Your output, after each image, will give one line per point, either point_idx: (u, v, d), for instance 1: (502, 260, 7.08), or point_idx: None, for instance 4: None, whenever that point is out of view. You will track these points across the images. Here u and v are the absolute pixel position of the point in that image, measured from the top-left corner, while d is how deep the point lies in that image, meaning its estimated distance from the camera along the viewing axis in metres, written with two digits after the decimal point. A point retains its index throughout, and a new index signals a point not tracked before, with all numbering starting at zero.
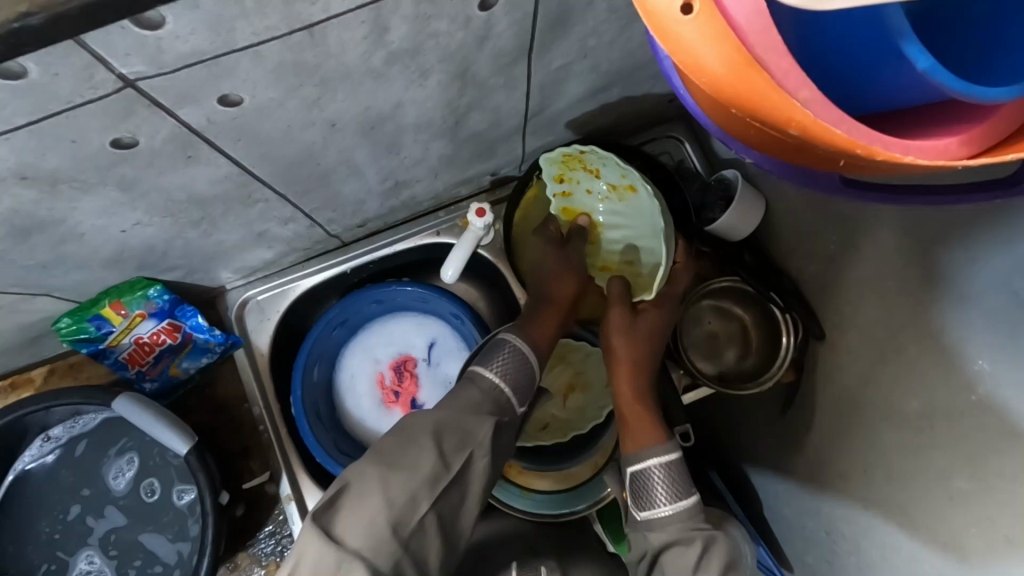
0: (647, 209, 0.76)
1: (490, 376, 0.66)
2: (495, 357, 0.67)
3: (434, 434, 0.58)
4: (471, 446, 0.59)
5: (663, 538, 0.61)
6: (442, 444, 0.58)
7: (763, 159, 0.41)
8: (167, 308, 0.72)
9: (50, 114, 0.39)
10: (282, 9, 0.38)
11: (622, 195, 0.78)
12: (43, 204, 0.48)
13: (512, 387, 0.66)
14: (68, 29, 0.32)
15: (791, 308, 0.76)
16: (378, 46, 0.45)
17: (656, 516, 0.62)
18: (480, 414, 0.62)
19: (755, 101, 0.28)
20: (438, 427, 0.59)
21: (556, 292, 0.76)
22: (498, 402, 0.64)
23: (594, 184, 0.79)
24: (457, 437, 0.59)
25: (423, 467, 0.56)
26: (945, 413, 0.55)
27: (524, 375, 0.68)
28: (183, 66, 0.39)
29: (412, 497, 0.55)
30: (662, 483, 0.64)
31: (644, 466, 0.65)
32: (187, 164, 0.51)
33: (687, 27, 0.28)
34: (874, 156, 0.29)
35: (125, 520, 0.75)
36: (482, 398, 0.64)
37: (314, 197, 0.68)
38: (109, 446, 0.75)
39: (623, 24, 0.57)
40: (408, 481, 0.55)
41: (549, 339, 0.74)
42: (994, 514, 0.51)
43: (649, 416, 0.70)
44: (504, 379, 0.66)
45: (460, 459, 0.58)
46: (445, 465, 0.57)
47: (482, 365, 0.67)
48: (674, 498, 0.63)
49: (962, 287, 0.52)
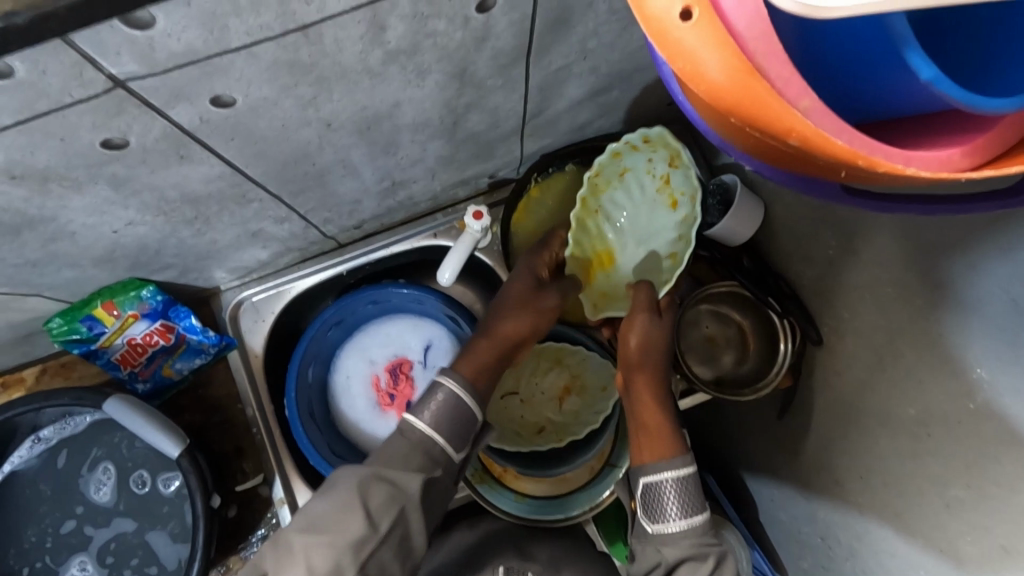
0: (665, 229, 0.75)
1: (419, 426, 0.63)
2: (427, 403, 0.64)
3: (360, 493, 0.58)
4: (400, 501, 0.58)
5: (674, 554, 0.60)
6: (368, 501, 0.57)
7: (763, 168, 0.40)
8: (160, 308, 0.72)
9: (41, 113, 0.38)
10: (276, 8, 0.37)
11: (661, 198, 0.74)
12: (34, 202, 0.48)
13: (444, 434, 0.63)
14: (56, 28, 0.31)
15: (789, 313, 0.75)
16: (375, 45, 0.45)
17: (668, 531, 0.60)
18: (410, 468, 0.60)
19: (754, 109, 0.28)
20: (365, 484, 0.58)
21: (497, 328, 0.72)
22: (429, 455, 0.62)
23: (658, 165, 0.74)
24: (385, 495, 0.58)
25: (347, 531, 0.56)
26: (941, 420, 0.55)
27: (458, 420, 0.64)
28: (176, 65, 0.39)
29: (336, 564, 0.54)
30: (674, 496, 0.62)
31: (658, 477, 0.63)
32: (180, 163, 0.50)
33: (686, 33, 0.28)
34: (877, 168, 0.29)
35: (132, 525, 0.74)
36: (409, 451, 0.62)
37: (309, 197, 0.67)
38: (88, 457, 0.75)
39: (624, 26, 0.56)
40: (332, 546, 0.55)
41: (482, 376, 0.69)
42: (990, 522, 0.51)
43: (667, 425, 0.68)
44: (435, 428, 0.63)
45: (389, 517, 0.58)
46: (372, 525, 0.57)
47: (411, 413, 0.64)
48: (686, 513, 0.61)
49: (965, 297, 0.51)
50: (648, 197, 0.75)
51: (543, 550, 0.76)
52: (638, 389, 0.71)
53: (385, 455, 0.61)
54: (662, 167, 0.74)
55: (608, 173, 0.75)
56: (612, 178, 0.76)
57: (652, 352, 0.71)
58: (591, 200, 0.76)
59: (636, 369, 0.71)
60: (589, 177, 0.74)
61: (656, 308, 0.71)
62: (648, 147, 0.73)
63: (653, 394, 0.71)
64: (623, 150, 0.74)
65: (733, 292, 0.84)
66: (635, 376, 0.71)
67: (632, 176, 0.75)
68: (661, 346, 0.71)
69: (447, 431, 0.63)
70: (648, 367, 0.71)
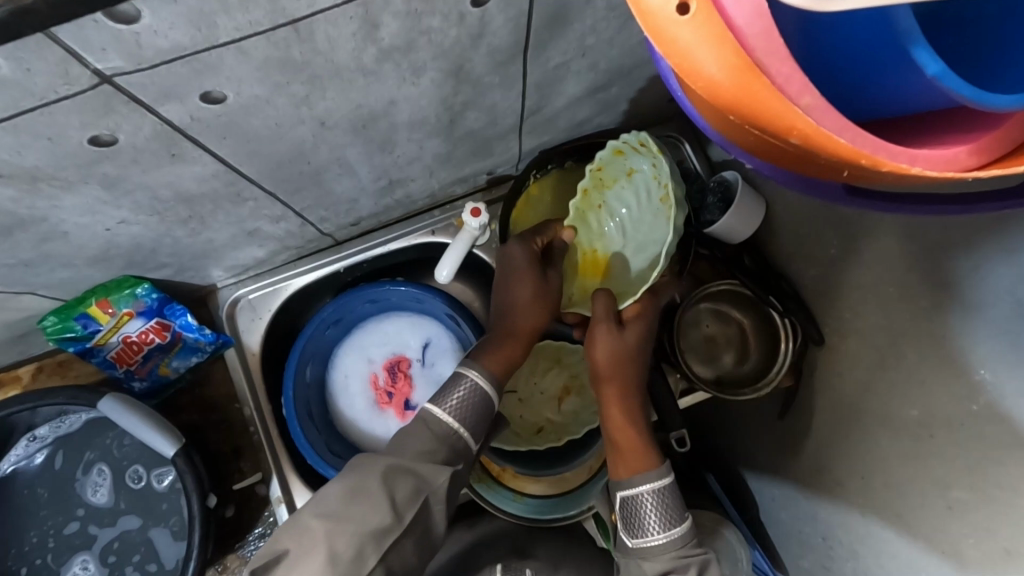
0: (656, 236, 0.72)
1: (445, 420, 0.62)
2: (452, 395, 0.64)
3: (385, 484, 0.57)
4: (426, 494, 0.59)
5: (656, 567, 0.59)
6: (395, 493, 0.57)
7: (763, 167, 0.39)
8: (156, 307, 0.71)
9: (25, 110, 0.38)
10: (265, 5, 0.37)
11: (659, 203, 0.71)
12: (24, 201, 0.47)
13: (469, 428, 0.63)
14: (34, 22, 0.30)
15: (789, 313, 0.74)
16: (369, 42, 0.44)
17: (648, 545, 0.60)
18: (435, 462, 0.60)
19: (753, 107, 0.27)
20: (389, 474, 0.58)
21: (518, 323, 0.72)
22: (454, 448, 0.62)
23: (658, 168, 0.71)
24: (409, 487, 0.58)
25: (371, 520, 0.55)
26: (945, 421, 0.54)
27: (480, 414, 0.65)
28: (163, 62, 0.38)
29: (359, 552, 0.54)
30: (654, 510, 0.61)
31: (635, 492, 0.63)
32: (172, 161, 0.49)
33: (684, 28, 0.27)
34: (880, 166, 0.28)
35: (137, 522, 0.73)
36: (435, 445, 0.61)
37: (305, 196, 0.66)
38: (82, 460, 0.74)
39: (622, 22, 0.55)
40: (354, 534, 0.54)
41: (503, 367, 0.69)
42: (993, 525, 0.51)
43: (641, 438, 0.68)
44: (461, 422, 0.63)
45: (412, 509, 0.57)
46: (395, 517, 0.56)
47: (436, 404, 0.63)
48: (666, 526, 0.60)
49: (970, 296, 0.50)
50: (649, 201, 0.73)
51: (545, 548, 0.76)
52: (609, 401, 0.70)
53: (408, 447, 0.61)
54: (660, 171, 0.71)
55: (615, 171, 0.75)
56: (620, 176, 0.75)
57: (621, 364, 0.70)
58: (594, 193, 0.76)
59: (605, 382, 0.71)
60: (591, 171, 0.74)
61: (616, 318, 0.70)
62: (648, 149, 0.71)
63: (625, 405, 0.70)
64: (627, 150, 0.73)
65: (735, 292, 0.83)
66: (605, 390, 0.71)
67: (638, 176, 0.74)
68: (631, 358, 0.70)
69: (471, 425, 0.64)
70: (618, 379, 0.70)
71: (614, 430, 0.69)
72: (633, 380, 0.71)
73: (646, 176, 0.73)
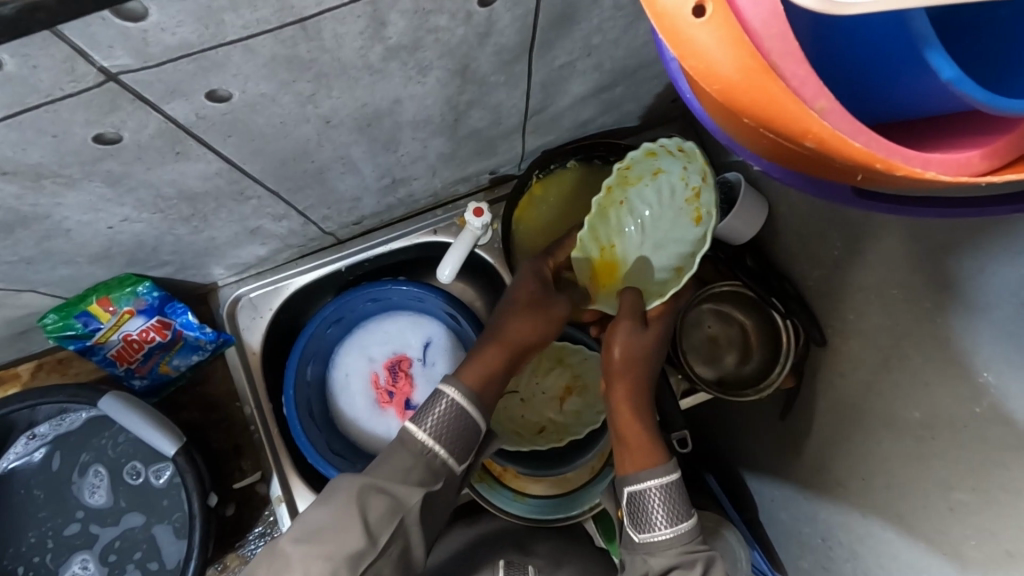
0: (683, 240, 0.71)
1: (420, 436, 0.62)
2: (431, 412, 0.63)
3: (359, 505, 0.58)
4: (400, 513, 0.59)
5: (662, 563, 0.59)
6: (368, 514, 0.58)
7: (771, 169, 0.39)
8: (157, 305, 0.71)
9: (31, 107, 0.37)
10: (273, 2, 0.36)
11: (687, 207, 0.70)
12: (26, 199, 0.47)
13: (446, 447, 0.63)
14: (42, 19, 0.30)
15: (792, 313, 0.74)
16: (375, 41, 0.44)
17: (654, 540, 0.60)
18: (410, 481, 0.61)
19: (770, 110, 0.27)
20: (364, 495, 0.59)
21: (505, 330, 0.72)
22: (431, 467, 0.62)
23: (692, 174, 0.70)
24: (384, 508, 0.59)
25: (344, 544, 0.56)
26: (947, 422, 0.54)
27: (461, 433, 0.64)
28: (170, 60, 0.38)
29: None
30: (661, 504, 0.61)
31: (643, 486, 0.63)
32: (176, 159, 0.49)
33: (699, 30, 0.27)
34: (895, 171, 0.28)
35: (142, 519, 0.73)
36: (412, 463, 0.61)
37: (308, 194, 0.66)
38: (77, 462, 0.74)
39: (629, 21, 0.55)
40: (327, 559, 0.55)
41: (485, 381, 0.69)
42: (995, 526, 0.51)
43: (649, 436, 0.68)
44: (437, 440, 0.62)
45: (387, 530, 0.59)
46: (370, 539, 0.57)
47: (413, 422, 0.63)
48: (673, 521, 0.60)
49: (974, 297, 0.50)
50: (674, 203, 0.72)
51: (542, 544, 0.77)
52: (618, 398, 0.70)
53: (384, 467, 0.61)
54: (693, 177, 0.69)
55: (641, 169, 0.73)
56: (644, 174, 0.73)
57: (636, 363, 0.70)
58: (617, 190, 0.73)
59: (617, 378, 0.71)
60: (618, 168, 0.72)
61: (640, 317, 0.70)
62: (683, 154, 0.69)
63: (636, 403, 0.70)
64: (659, 152, 0.71)
65: (737, 292, 0.83)
66: (616, 385, 0.71)
67: (664, 178, 0.72)
68: (646, 357, 0.71)
69: (449, 444, 0.63)
70: (630, 376, 0.70)
71: (623, 425, 0.69)
72: (645, 378, 0.71)
73: (674, 179, 0.72)
